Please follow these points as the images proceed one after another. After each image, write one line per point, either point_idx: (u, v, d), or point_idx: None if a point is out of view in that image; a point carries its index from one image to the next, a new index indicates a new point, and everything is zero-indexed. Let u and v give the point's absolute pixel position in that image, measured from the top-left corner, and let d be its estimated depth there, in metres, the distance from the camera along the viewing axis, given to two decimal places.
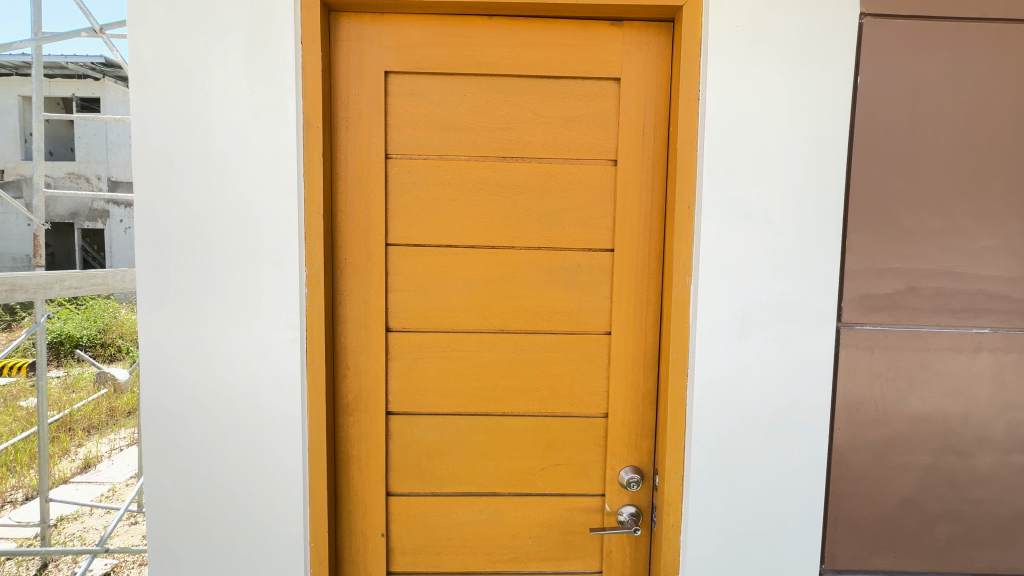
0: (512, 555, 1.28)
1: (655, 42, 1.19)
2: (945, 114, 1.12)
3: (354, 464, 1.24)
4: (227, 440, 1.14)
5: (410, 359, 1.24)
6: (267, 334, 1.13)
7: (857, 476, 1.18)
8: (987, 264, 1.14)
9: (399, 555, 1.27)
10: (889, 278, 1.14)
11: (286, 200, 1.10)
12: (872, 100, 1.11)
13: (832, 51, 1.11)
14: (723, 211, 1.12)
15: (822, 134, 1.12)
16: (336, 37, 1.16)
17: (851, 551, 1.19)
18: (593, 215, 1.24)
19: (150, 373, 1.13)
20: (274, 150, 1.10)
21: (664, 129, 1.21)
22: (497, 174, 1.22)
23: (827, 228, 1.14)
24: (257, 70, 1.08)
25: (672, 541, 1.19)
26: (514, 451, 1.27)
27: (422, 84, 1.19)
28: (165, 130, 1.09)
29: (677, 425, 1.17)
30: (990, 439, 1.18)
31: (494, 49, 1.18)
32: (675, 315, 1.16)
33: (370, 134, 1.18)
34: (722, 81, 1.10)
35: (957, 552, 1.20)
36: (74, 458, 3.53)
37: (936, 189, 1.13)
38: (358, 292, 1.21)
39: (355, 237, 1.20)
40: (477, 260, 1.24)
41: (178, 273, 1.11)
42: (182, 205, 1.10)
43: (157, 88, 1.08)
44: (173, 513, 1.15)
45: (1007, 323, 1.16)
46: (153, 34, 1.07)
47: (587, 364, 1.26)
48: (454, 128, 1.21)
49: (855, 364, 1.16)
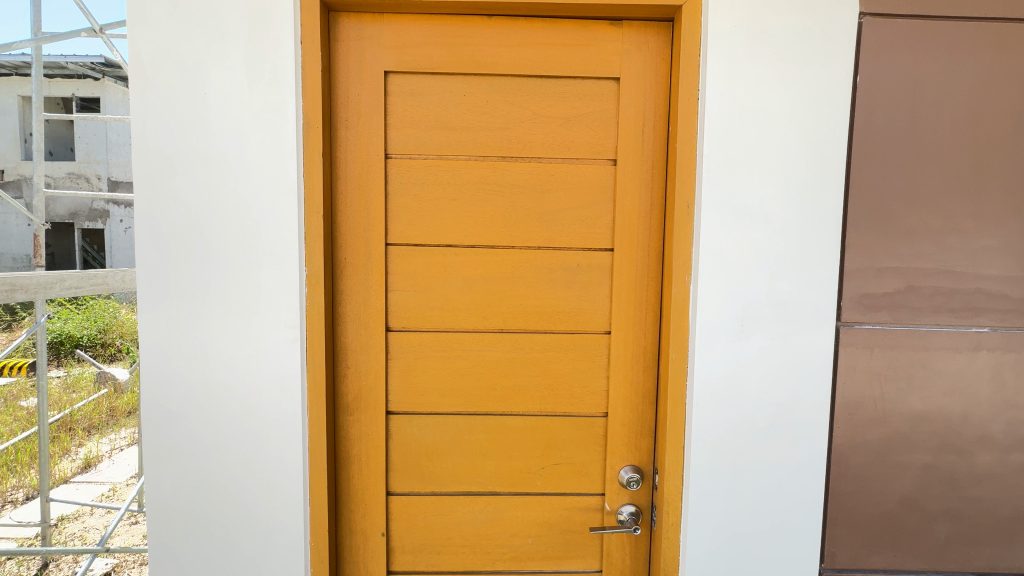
0: (512, 554, 1.29)
1: (654, 41, 1.19)
2: (945, 114, 1.12)
3: (354, 463, 1.24)
4: (228, 439, 1.14)
5: (410, 359, 1.25)
6: (267, 333, 1.13)
7: (857, 475, 1.18)
8: (986, 263, 1.14)
9: (399, 554, 1.27)
10: (889, 277, 1.14)
11: (286, 200, 1.11)
12: (871, 99, 1.12)
13: (831, 50, 1.11)
14: (723, 211, 1.12)
15: (822, 133, 1.12)
16: (336, 37, 1.16)
17: (850, 549, 1.19)
18: (593, 215, 1.24)
19: (150, 373, 1.14)
20: (274, 150, 1.10)
21: (664, 128, 1.21)
22: (497, 174, 1.22)
23: (826, 228, 1.14)
24: (257, 70, 1.08)
25: (671, 540, 1.19)
26: (514, 450, 1.27)
27: (422, 84, 1.20)
28: (165, 130, 1.09)
29: (676, 425, 1.17)
30: (990, 438, 1.18)
31: (494, 49, 1.18)
32: (675, 314, 1.16)
33: (370, 134, 1.19)
34: (722, 80, 1.10)
35: (957, 551, 1.20)
36: (74, 458, 3.53)
37: (936, 189, 1.13)
38: (358, 292, 1.21)
39: (355, 237, 1.20)
40: (477, 260, 1.24)
41: (178, 273, 1.11)
42: (182, 205, 1.10)
43: (157, 88, 1.08)
44: (174, 513, 1.15)
45: (1006, 322, 1.16)
46: (154, 34, 1.07)
47: (586, 364, 1.26)
48: (454, 128, 1.21)
49: (855, 363, 1.16)
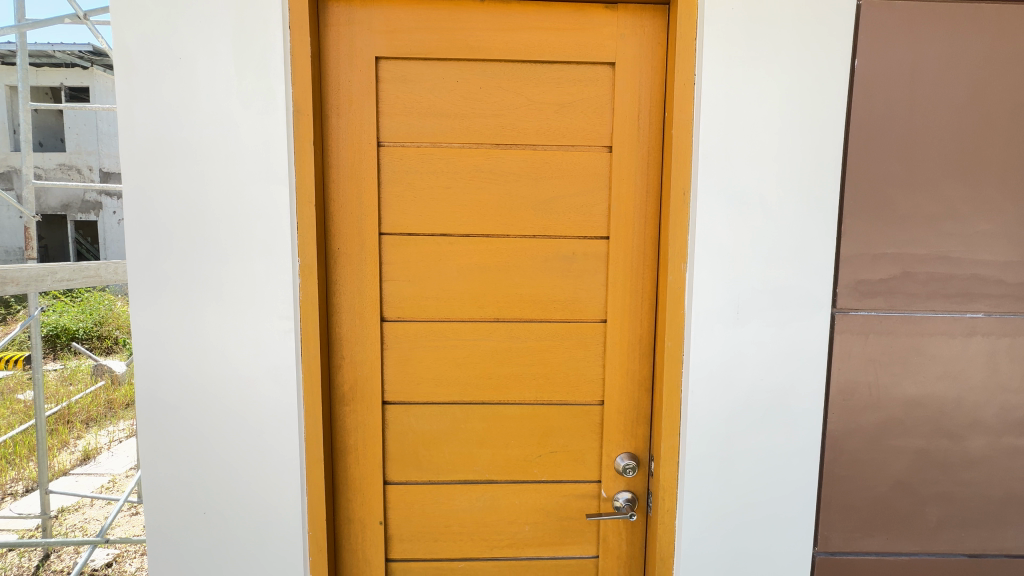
0: (510, 540, 1.30)
1: (649, 25, 1.17)
2: (943, 97, 1.11)
3: (351, 453, 1.24)
4: (224, 431, 1.14)
5: (406, 349, 1.24)
6: (261, 325, 1.12)
7: (851, 460, 1.19)
8: (982, 248, 1.14)
9: (397, 542, 1.28)
10: (885, 263, 1.14)
11: (276, 189, 1.09)
12: (869, 84, 1.10)
13: (830, 33, 1.09)
14: (720, 197, 1.11)
15: (819, 117, 1.11)
16: (325, 21, 1.13)
17: (844, 533, 1.21)
18: (588, 204, 1.23)
19: (144, 366, 1.13)
20: (263, 138, 1.08)
21: (660, 114, 1.19)
22: (490, 161, 1.21)
23: (824, 214, 1.13)
24: (246, 55, 1.06)
25: (666, 526, 1.20)
26: (510, 438, 1.27)
27: (413, 70, 1.18)
28: (152, 120, 1.07)
29: (672, 411, 1.18)
30: (982, 422, 1.19)
31: (486, 33, 1.16)
32: (671, 302, 1.15)
33: (361, 122, 1.17)
34: (718, 65, 1.08)
35: (948, 533, 1.22)
36: (73, 450, 3.56)
37: (933, 174, 1.13)
38: (352, 281, 1.20)
39: (347, 225, 1.19)
40: (472, 249, 1.23)
41: (172, 265, 1.10)
42: (174, 194, 1.08)
43: (143, 75, 1.06)
44: (172, 503, 1.15)
45: (1000, 307, 1.16)
46: (138, 19, 1.04)
47: (582, 352, 1.26)
48: (446, 115, 1.19)
49: (850, 348, 1.17)
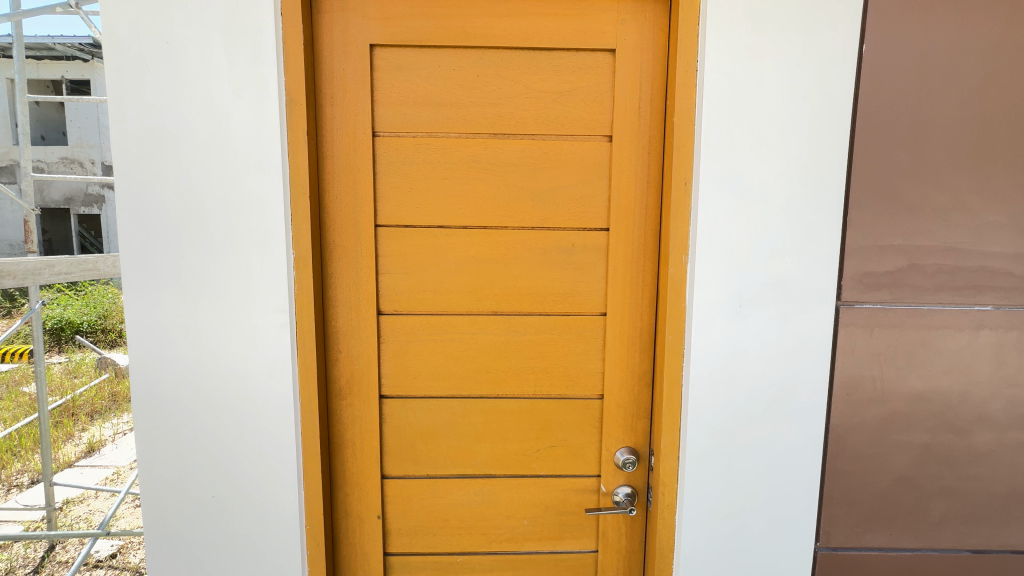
0: (508, 535, 1.29)
1: (651, 10, 1.14)
2: (953, 84, 1.08)
3: (348, 447, 1.23)
4: (220, 424, 1.13)
5: (403, 343, 1.23)
6: (256, 318, 1.11)
7: (854, 454, 1.17)
8: (991, 240, 1.12)
9: (395, 536, 1.28)
10: (891, 255, 1.12)
11: (270, 180, 1.07)
12: (876, 71, 1.07)
13: (837, 18, 1.06)
14: (722, 187, 1.09)
15: (825, 105, 1.08)
16: (318, 8, 1.11)
17: (846, 528, 1.19)
18: (588, 195, 1.21)
19: (139, 359, 1.11)
20: (256, 128, 1.06)
21: (661, 103, 1.17)
22: (488, 152, 1.19)
23: (829, 204, 1.10)
24: (238, 43, 1.04)
25: (666, 520, 1.19)
26: (508, 433, 1.26)
27: (409, 58, 1.15)
28: (143, 109, 1.05)
29: (672, 405, 1.16)
30: (988, 417, 1.17)
31: (484, 20, 1.13)
32: (671, 295, 1.13)
33: (356, 111, 1.15)
34: (721, 51, 1.05)
35: (952, 528, 1.20)
36: (77, 442, 3.59)
37: (940, 164, 1.10)
38: (347, 274, 1.19)
39: (343, 217, 1.17)
40: (469, 241, 1.21)
41: (166, 257, 1.09)
42: (166, 185, 1.07)
43: (133, 64, 1.04)
44: (170, 497, 1.14)
45: (1009, 301, 1.13)
46: (127, 5, 1.02)
47: (581, 346, 1.25)
48: (443, 104, 1.17)
49: (854, 342, 1.14)
